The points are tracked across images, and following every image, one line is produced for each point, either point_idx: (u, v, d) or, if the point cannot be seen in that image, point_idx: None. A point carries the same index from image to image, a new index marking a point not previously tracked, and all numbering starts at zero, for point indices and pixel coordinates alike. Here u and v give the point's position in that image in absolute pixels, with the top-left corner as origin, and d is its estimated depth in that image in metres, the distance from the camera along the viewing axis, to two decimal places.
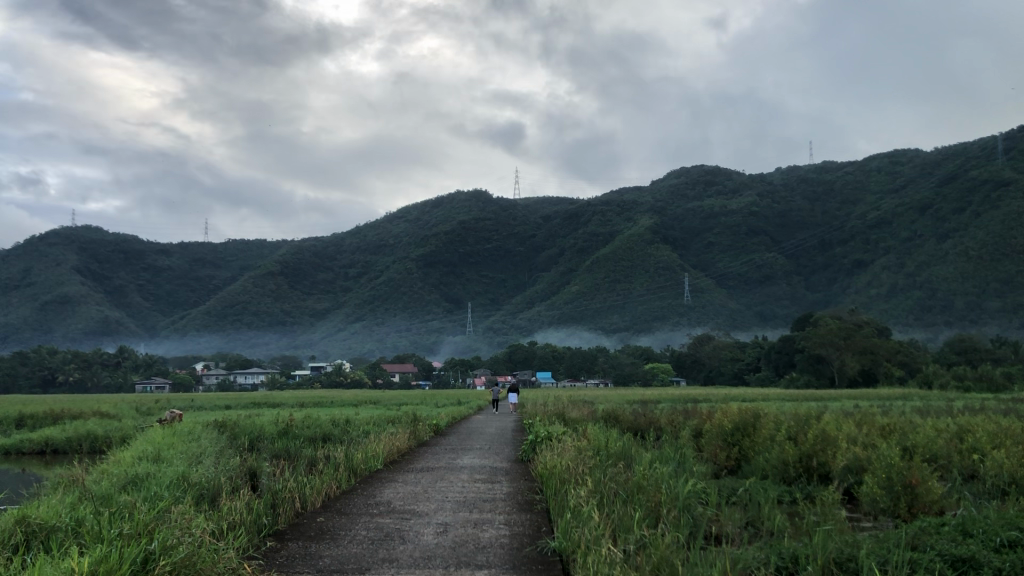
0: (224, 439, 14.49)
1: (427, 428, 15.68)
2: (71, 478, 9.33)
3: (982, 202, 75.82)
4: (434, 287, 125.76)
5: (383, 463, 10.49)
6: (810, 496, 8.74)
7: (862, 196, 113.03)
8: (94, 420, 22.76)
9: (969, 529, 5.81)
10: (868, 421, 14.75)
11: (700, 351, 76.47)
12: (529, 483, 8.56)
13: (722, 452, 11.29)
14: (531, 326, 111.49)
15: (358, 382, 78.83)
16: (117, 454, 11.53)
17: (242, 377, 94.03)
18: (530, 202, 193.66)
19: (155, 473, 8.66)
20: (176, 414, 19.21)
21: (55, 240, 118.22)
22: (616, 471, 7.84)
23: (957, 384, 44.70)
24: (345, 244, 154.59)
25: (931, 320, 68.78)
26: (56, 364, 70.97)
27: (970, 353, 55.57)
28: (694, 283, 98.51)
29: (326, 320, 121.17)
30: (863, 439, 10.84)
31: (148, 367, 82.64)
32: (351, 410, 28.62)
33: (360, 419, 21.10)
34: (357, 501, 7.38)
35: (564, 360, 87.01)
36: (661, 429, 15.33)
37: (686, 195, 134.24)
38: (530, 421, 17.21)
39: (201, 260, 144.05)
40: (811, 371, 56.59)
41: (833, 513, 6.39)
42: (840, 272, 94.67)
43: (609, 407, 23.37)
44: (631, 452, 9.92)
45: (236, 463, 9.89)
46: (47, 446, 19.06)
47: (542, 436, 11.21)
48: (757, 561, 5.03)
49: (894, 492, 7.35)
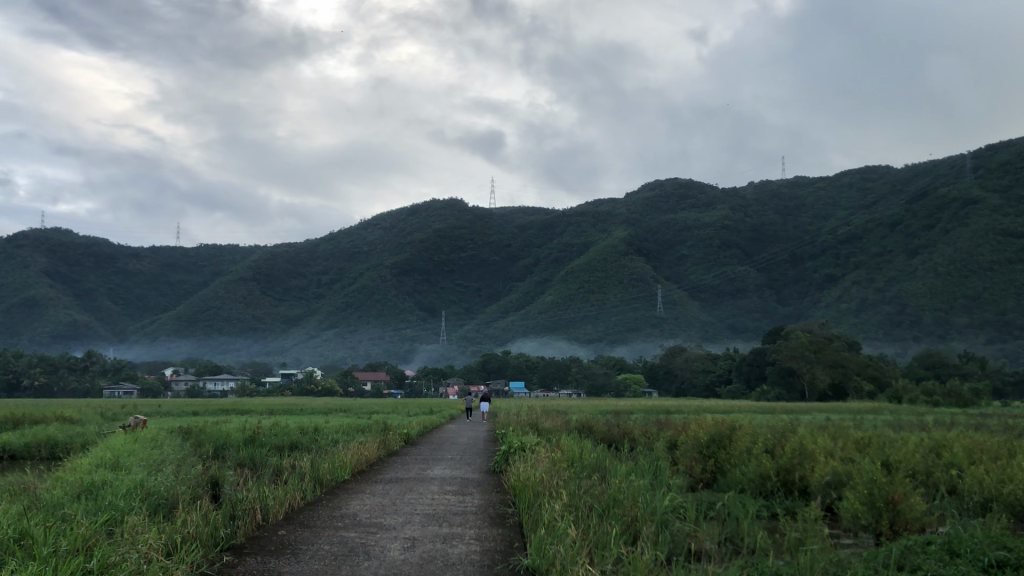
0: (188, 446, 14.02)
1: (397, 437, 15.36)
2: (23, 486, 8.94)
3: (950, 219, 76.90)
4: (408, 294, 125.31)
5: (350, 472, 10.16)
6: (789, 512, 8.57)
7: (833, 211, 114.13)
8: (58, 425, 22.23)
9: (956, 548, 5.61)
10: (843, 435, 14.52)
11: (672, 363, 76.67)
12: (501, 497, 8.29)
13: (697, 465, 11.08)
14: (505, 336, 111.26)
15: (329, 390, 78.22)
16: (74, 461, 11.10)
17: (212, 383, 92.82)
18: (505, 211, 193.73)
19: (110, 482, 8.25)
20: (140, 420, 18.69)
21: (23, 241, 116.59)
22: (591, 484, 7.61)
23: (926, 399, 44.94)
24: (320, 251, 153.87)
25: (900, 335, 69.38)
26: (22, 368, 69.80)
27: (939, 368, 55.98)
28: (667, 294, 99.00)
29: (299, 327, 120.29)
30: (840, 453, 10.63)
31: (116, 372, 81.57)
32: (320, 418, 28.37)
33: (329, 427, 20.84)
34: (322, 513, 7.07)
35: (537, 371, 86.71)
36: (634, 440, 15.14)
37: (660, 207, 134.73)
38: (501, 432, 16.89)
39: (173, 265, 142.58)
40: (781, 384, 56.59)
41: (813, 528, 6.23)
42: (811, 285, 95.44)
43: (582, 418, 23.17)
44: (605, 463, 9.69)
45: (198, 471, 9.50)
46: (4, 450, 18.49)
47: (515, 447, 10.96)
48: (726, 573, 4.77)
49: (876, 509, 7.13)
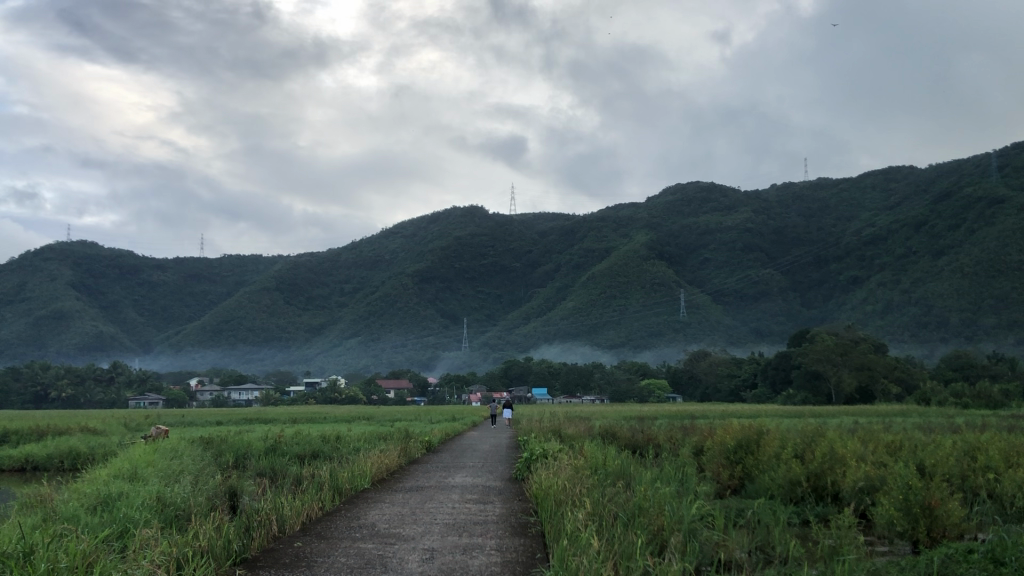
0: (208, 457, 13.93)
1: (419, 445, 15.17)
2: (41, 497, 8.82)
3: (976, 219, 75.86)
4: (430, 302, 125.42)
5: (370, 481, 10.00)
6: (821, 519, 8.33)
7: (857, 212, 113.04)
8: (81, 437, 22.29)
9: (1000, 557, 5.37)
10: (872, 439, 14.17)
11: (696, 368, 76.24)
12: (523, 505, 8.10)
13: (725, 472, 10.82)
14: (527, 342, 111.01)
15: (353, 399, 78.32)
16: (93, 473, 10.97)
17: (236, 392, 93.15)
18: (526, 218, 193.69)
19: (128, 493, 8.15)
20: (162, 431, 18.59)
21: (50, 254, 117.87)
22: (616, 493, 7.36)
23: (955, 401, 44.27)
24: (342, 260, 154.46)
25: (927, 336, 68.37)
26: (49, 380, 70.41)
27: (967, 369, 55.12)
28: (690, 299, 98.46)
29: (322, 336, 120.68)
30: (873, 457, 10.31)
31: (142, 383, 82.03)
32: (343, 427, 28.28)
33: (350, 435, 20.74)
34: (340, 523, 6.93)
35: (560, 376, 86.32)
36: (660, 447, 14.91)
37: (681, 211, 133.96)
38: (524, 438, 16.73)
39: (196, 275, 143.64)
40: (807, 388, 55.84)
41: (850, 535, 5.98)
42: (836, 288, 94.46)
43: (606, 424, 22.90)
44: (630, 470, 9.47)
45: (218, 482, 9.31)
46: (27, 463, 18.57)
47: (537, 454, 10.75)
48: None
49: (912, 515, 6.84)
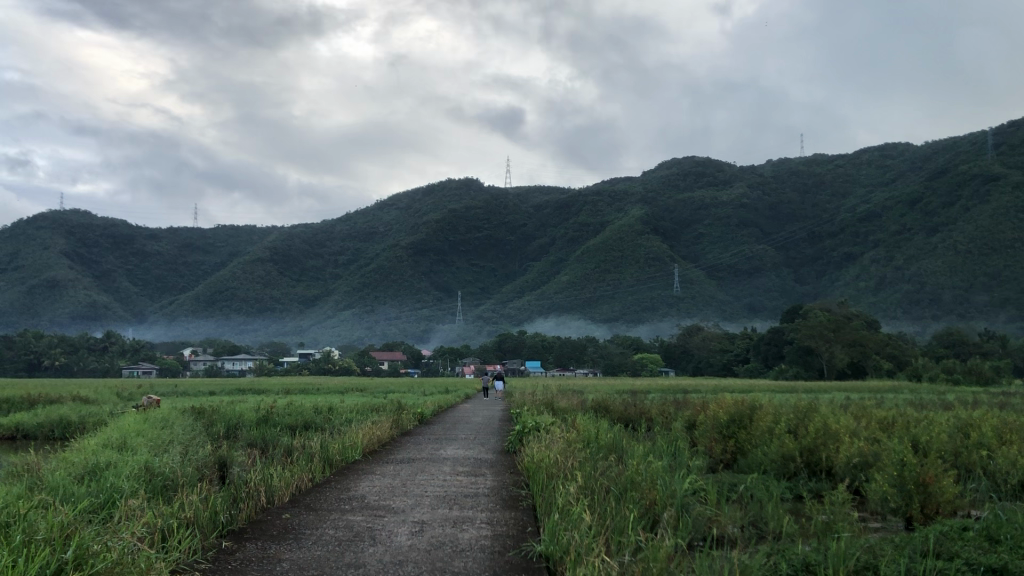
0: (199, 427, 13.86)
1: (411, 416, 15.14)
2: (29, 466, 8.75)
3: (971, 196, 75.81)
4: (424, 275, 125.27)
5: (362, 453, 9.93)
6: (813, 493, 8.32)
7: (852, 189, 112.94)
8: (71, 405, 22.21)
9: (997, 535, 5.32)
10: (864, 414, 14.12)
11: (689, 342, 76.47)
12: (516, 478, 8.03)
13: (717, 445, 10.79)
14: (521, 316, 111.25)
15: (347, 369, 78.51)
16: (82, 442, 10.87)
17: (230, 363, 93.19)
18: (522, 191, 193.20)
19: (118, 461, 8.11)
20: (152, 400, 18.46)
21: (43, 223, 117.33)
22: (608, 467, 7.30)
23: (946, 377, 44.49)
24: (336, 232, 154.08)
25: (918, 313, 68.63)
26: (42, 348, 70.34)
27: (959, 347, 55.34)
28: (684, 274, 98.50)
29: (316, 307, 120.74)
30: (865, 432, 10.26)
31: (135, 352, 81.92)
32: (334, 398, 28.40)
33: (343, 405, 20.70)
34: (329, 495, 6.86)
35: (554, 350, 86.52)
36: (652, 420, 14.93)
37: (677, 185, 133.60)
38: (515, 411, 16.76)
39: (190, 246, 143.18)
40: (799, 363, 55.94)
41: (843, 513, 5.97)
42: (830, 264, 94.53)
43: (598, 398, 22.88)
44: (621, 443, 9.42)
45: (207, 452, 9.22)
46: (17, 431, 18.55)
47: (530, 426, 10.71)
48: (746, 564, 4.48)
49: (905, 491, 6.82)
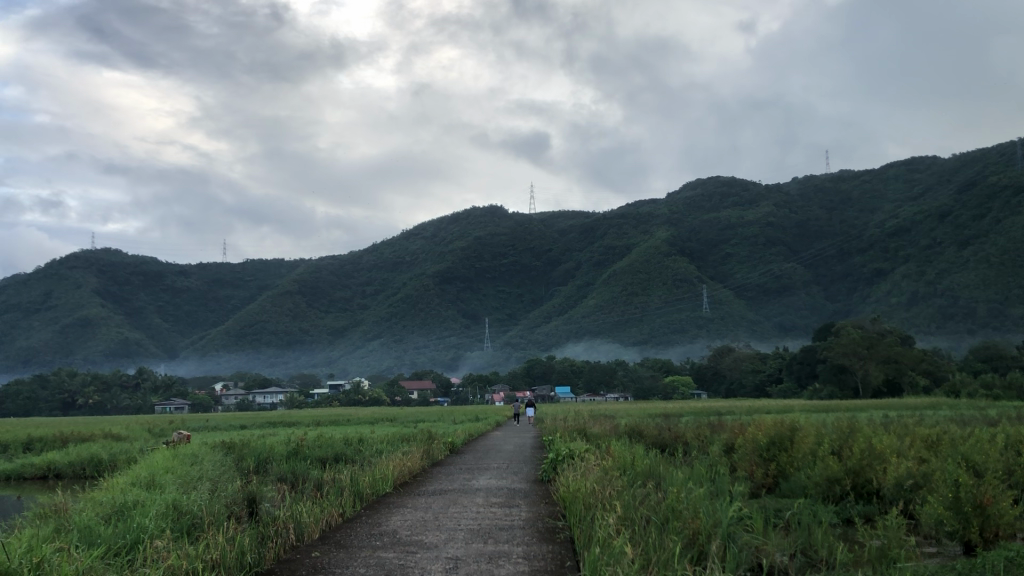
0: (228, 462, 13.70)
1: (442, 447, 14.92)
2: (57, 507, 8.60)
3: (1003, 208, 74.65)
4: (452, 303, 125.39)
5: (393, 485, 9.72)
6: (859, 520, 7.99)
7: (880, 204, 111.86)
8: (103, 443, 22.19)
9: None
10: (909, 433, 13.65)
11: (720, 363, 75.72)
12: (551, 508, 7.79)
13: (759, 470, 10.48)
14: (550, 341, 110.83)
15: (376, 400, 78.31)
16: (111, 480, 10.74)
17: (261, 396, 93.40)
18: (546, 216, 193.10)
19: (145, 501, 7.92)
20: (183, 436, 18.38)
21: (75, 263, 119.01)
22: (647, 495, 7.03)
23: (986, 392, 43.51)
24: (363, 262, 154.78)
25: (953, 327, 67.45)
26: (76, 387, 71.01)
27: (997, 360, 54.18)
28: (712, 294, 97.71)
29: (345, 338, 121.01)
30: (911, 452, 9.88)
31: (167, 388, 82.36)
32: (366, 428, 28.24)
33: (374, 437, 20.40)
34: (360, 531, 6.67)
35: (583, 375, 85.98)
36: (689, 444, 14.56)
37: (702, 207, 133.02)
38: (549, 438, 16.48)
39: (219, 280, 144.42)
40: (834, 382, 55.10)
41: (898, 537, 5.69)
42: (860, 280, 93.33)
43: (630, 422, 22.45)
44: (660, 470, 9.15)
45: (236, 488, 9.03)
46: (49, 470, 18.52)
47: (563, 455, 10.45)
48: None
49: (963, 514, 6.48)
